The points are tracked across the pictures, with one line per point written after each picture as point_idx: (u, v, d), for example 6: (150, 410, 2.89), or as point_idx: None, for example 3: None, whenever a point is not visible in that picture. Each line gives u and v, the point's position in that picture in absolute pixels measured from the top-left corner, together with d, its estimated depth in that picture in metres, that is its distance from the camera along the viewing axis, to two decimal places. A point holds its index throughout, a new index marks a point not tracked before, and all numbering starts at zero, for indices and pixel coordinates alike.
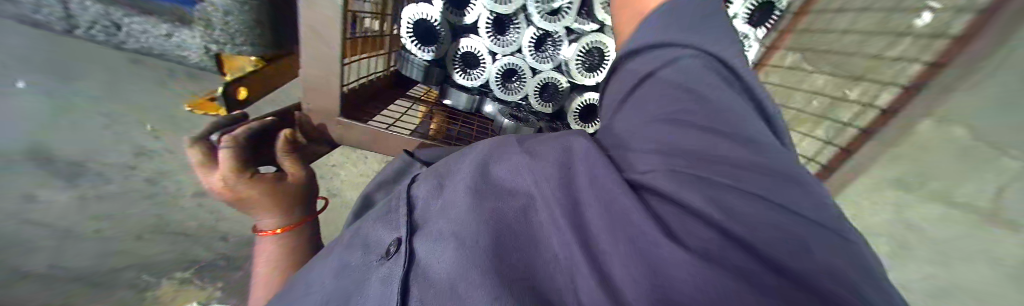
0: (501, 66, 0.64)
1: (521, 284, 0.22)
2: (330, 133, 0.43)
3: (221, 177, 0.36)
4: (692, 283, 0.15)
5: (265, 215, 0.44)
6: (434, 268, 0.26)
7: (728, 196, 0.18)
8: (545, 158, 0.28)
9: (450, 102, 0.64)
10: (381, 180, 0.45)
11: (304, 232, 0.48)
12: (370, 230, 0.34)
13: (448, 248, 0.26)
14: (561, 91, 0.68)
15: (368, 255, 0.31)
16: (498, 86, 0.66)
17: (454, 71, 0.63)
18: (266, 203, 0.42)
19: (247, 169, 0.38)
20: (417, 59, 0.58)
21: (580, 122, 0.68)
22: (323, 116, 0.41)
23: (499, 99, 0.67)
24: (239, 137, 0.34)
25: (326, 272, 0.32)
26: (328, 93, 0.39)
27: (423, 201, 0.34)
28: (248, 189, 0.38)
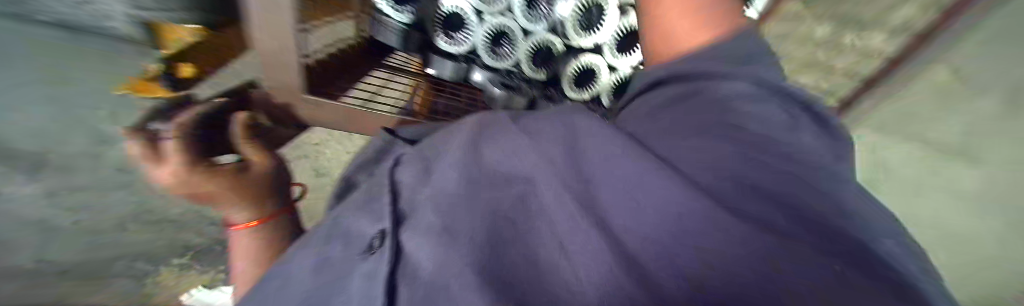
0: (490, 28, 0.59)
1: (522, 278, 0.23)
2: (297, 111, 0.46)
3: (172, 171, 0.37)
4: (734, 262, 0.18)
5: (232, 209, 0.43)
6: (425, 266, 0.26)
7: (756, 171, 0.21)
8: (545, 142, 0.29)
9: (434, 71, 0.60)
10: (362, 160, 0.43)
11: (279, 223, 0.47)
12: (352, 221, 0.33)
13: (437, 241, 0.27)
14: (555, 55, 0.64)
15: (350, 250, 0.31)
16: (487, 52, 0.60)
17: (436, 36, 0.57)
18: (228, 195, 0.42)
19: (201, 161, 0.40)
20: (393, 23, 0.56)
21: (575, 88, 0.65)
22: (287, 96, 0.44)
23: (488, 67, 0.62)
24: (175, 126, 0.39)
25: (302, 267, 0.31)
26: (290, 66, 0.38)
27: (409, 188, 0.34)
28: (206, 180, 0.39)
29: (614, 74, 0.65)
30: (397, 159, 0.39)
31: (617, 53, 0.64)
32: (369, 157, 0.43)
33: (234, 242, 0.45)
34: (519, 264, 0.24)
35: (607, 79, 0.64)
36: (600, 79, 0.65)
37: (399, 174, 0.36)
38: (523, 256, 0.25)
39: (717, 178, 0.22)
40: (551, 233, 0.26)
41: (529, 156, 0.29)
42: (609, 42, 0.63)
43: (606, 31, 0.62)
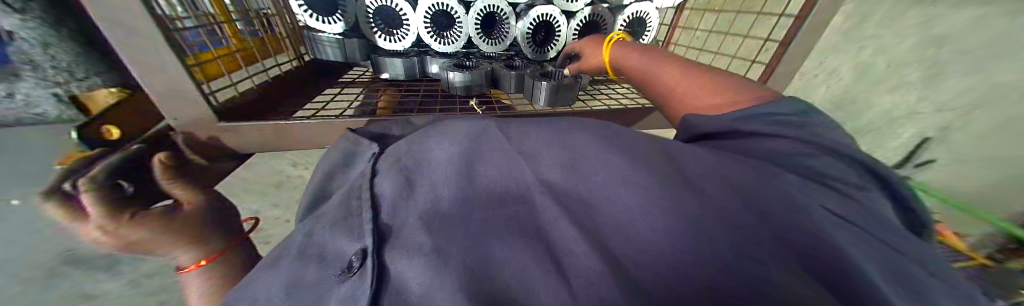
0: (426, 11, 0.64)
1: (512, 285, 0.22)
2: (223, 141, 0.49)
3: (99, 227, 0.37)
4: (713, 277, 0.20)
5: (177, 251, 0.45)
6: (411, 288, 0.24)
7: (736, 201, 0.25)
8: (546, 167, 0.33)
9: (388, 75, 0.67)
10: (336, 159, 0.44)
11: (231, 259, 0.49)
12: (329, 240, 0.32)
13: (423, 258, 0.25)
14: (505, 20, 0.71)
15: (325, 271, 0.28)
16: (433, 37, 0.67)
17: (375, 36, 0.65)
18: (166, 241, 0.43)
19: (125, 211, 0.39)
20: (327, 36, 0.62)
21: (535, 49, 0.75)
22: (206, 128, 0.47)
23: (440, 52, 0.70)
24: (94, 180, 0.37)
25: (265, 288, 0.28)
26: (190, 98, 0.43)
27: (392, 201, 0.33)
28: (138, 232, 0.40)
29: (575, 18, 0.74)
30: (371, 167, 0.39)
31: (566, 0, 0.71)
32: (342, 158, 0.44)
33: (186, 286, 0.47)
34: (509, 276, 0.23)
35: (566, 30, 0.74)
36: (561, 32, 0.74)
37: (378, 186, 0.35)
38: (517, 266, 0.24)
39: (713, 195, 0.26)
40: (544, 244, 0.26)
41: (525, 174, 0.32)
42: None
43: None
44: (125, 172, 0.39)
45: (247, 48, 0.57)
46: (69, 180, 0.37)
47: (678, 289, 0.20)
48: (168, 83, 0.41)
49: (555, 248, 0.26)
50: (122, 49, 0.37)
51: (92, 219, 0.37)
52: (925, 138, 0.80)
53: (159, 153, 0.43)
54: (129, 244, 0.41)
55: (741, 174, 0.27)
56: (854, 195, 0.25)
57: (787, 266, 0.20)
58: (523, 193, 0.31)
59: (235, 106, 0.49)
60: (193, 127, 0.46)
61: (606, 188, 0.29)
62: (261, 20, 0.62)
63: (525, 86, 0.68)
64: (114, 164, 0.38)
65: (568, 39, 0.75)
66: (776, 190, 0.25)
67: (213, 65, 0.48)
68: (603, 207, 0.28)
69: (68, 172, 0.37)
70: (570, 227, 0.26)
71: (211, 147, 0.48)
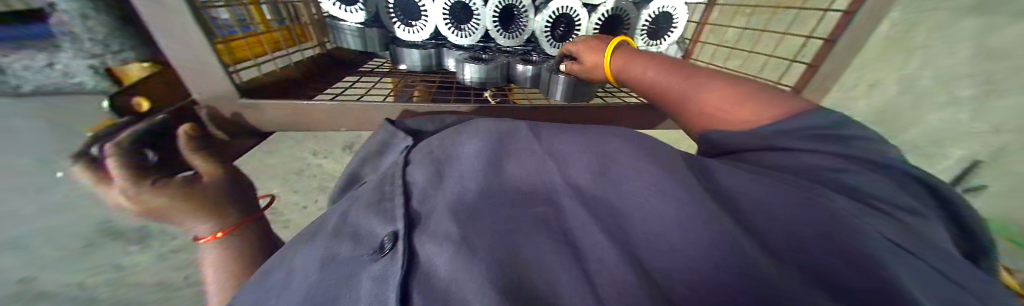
0: (444, 3, 0.62)
1: (536, 279, 0.23)
2: (245, 118, 0.49)
3: (120, 188, 0.38)
4: (738, 286, 0.21)
5: (194, 221, 0.47)
6: (438, 272, 0.26)
7: (768, 219, 0.26)
8: (573, 169, 0.33)
9: (406, 66, 0.66)
10: (371, 147, 0.45)
11: (246, 233, 0.51)
12: (361, 220, 0.34)
13: (450, 246, 0.27)
14: (523, 13, 0.69)
15: (358, 249, 0.31)
16: (451, 30, 0.66)
17: (394, 26, 0.64)
18: (185, 208, 0.45)
19: (146, 176, 0.40)
20: (348, 26, 0.63)
21: (555, 44, 0.73)
22: (229, 105, 0.47)
23: (458, 45, 0.69)
24: (119, 145, 0.37)
25: (307, 259, 0.31)
26: (214, 75, 0.44)
27: (422, 191, 0.35)
28: (158, 197, 0.42)
29: (597, 11, 0.72)
30: (405, 157, 0.40)
31: None
32: (377, 147, 0.45)
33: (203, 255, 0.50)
34: (532, 271, 0.24)
35: (588, 23, 0.72)
36: (581, 24, 0.72)
37: (410, 174, 0.37)
38: (539, 262, 0.25)
39: (754, 212, 0.26)
40: (567, 243, 0.27)
41: (552, 175, 0.33)
42: None
43: None
44: (150, 141, 0.40)
45: (273, 33, 0.57)
46: (96, 144, 0.37)
47: (695, 294, 0.21)
48: (197, 61, 0.42)
49: (577, 248, 0.26)
50: (152, 22, 0.38)
51: (115, 181, 0.38)
52: None
53: (185, 124, 0.44)
54: (150, 209, 0.43)
55: (781, 190, 0.27)
56: (898, 216, 0.25)
57: (812, 283, 0.21)
58: (549, 193, 0.32)
59: (259, 88, 0.51)
60: (216, 103, 0.47)
61: (633, 196, 0.30)
62: (290, 9, 0.63)
63: (541, 81, 0.67)
64: (138, 132, 0.39)
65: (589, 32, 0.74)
66: (819, 210, 0.25)
67: (237, 46, 0.48)
68: (629, 214, 0.29)
69: (98, 137, 0.38)
70: (595, 230, 0.27)
71: (235, 124, 0.49)
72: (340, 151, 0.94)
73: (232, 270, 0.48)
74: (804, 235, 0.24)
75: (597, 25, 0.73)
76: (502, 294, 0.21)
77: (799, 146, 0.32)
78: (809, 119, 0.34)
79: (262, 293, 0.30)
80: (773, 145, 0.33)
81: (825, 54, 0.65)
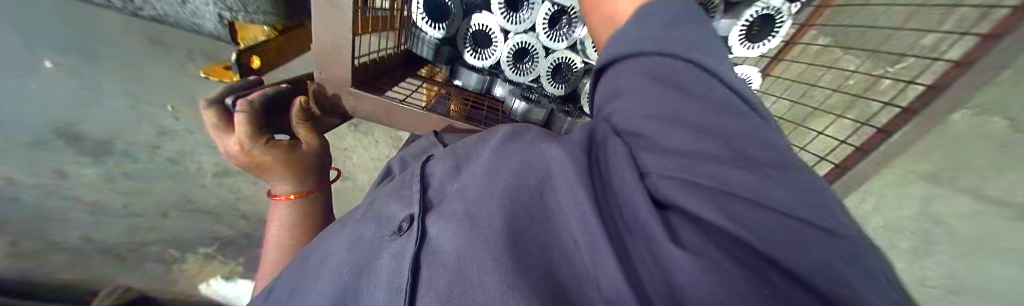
0: (513, 45, 0.52)
1: (539, 271, 0.18)
2: (345, 106, 0.36)
3: (238, 142, 0.31)
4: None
5: (276, 179, 0.38)
6: (444, 248, 0.23)
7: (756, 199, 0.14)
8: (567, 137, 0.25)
9: (460, 82, 0.53)
10: (406, 154, 0.37)
11: (319, 200, 0.42)
12: (384, 206, 0.30)
13: (460, 227, 0.23)
14: (574, 72, 0.55)
15: (379, 229, 0.27)
16: (510, 67, 0.53)
17: (465, 51, 0.51)
18: (281, 170, 0.36)
19: (262, 132, 0.32)
20: (427, 36, 0.47)
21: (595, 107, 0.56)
22: (335, 86, 0.34)
23: (511, 82, 0.55)
24: (254, 102, 0.29)
25: (337, 241, 0.28)
26: (340, 62, 0.32)
27: (440, 181, 0.30)
28: (268, 156, 0.33)
29: None
30: (427, 156, 0.35)
31: None
32: (413, 154, 0.37)
33: (272, 214, 0.41)
34: (537, 257, 0.19)
35: None
36: None
37: (429, 167, 0.32)
38: (547, 246, 0.20)
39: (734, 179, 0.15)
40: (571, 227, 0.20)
41: (545, 144, 0.24)
42: None
43: None
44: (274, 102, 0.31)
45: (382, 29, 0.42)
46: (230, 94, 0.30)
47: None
48: (333, 43, 0.30)
49: (573, 236, 0.20)
50: None
51: (237, 131, 0.30)
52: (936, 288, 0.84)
53: (298, 96, 0.34)
54: (250, 165, 0.35)
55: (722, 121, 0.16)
56: None
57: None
58: (544, 164, 0.24)
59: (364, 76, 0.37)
60: (326, 84, 0.34)
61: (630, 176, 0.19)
62: None
63: None
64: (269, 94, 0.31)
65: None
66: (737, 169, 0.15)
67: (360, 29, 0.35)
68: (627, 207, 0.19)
69: (232, 89, 0.31)
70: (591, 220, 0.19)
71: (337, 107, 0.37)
72: (343, 127, 0.88)
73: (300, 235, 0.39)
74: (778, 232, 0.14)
75: None
76: (510, 280, 0.17)
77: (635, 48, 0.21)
78: (706, 55, 0.19)
79: (292, 268, 0.28)
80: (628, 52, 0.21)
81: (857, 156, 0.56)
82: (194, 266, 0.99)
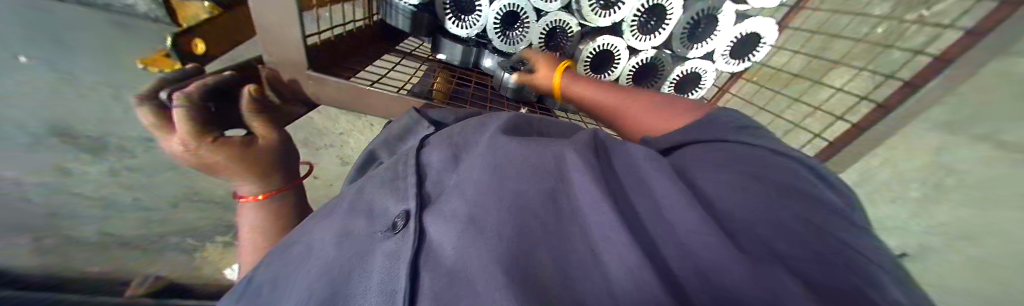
0: (499, 9, 0.46)
1: (553, 280, 0.15)
2: (305, 90, 0.35)
3: (181, 141, 0.28)
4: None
5: (237, 178, 0.36)
6: (445, 250, 0.18)
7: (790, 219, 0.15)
8: (581, 142, 0.24)
9: (444, 56, 0.50)
10: (389, 136, 0.35)
11: (290, 198, 0.40)
12: (375, 196, 0.27)
13: (461, 230, 0.18)
14: (569, 37, 0.51)
15: (372, 225, 0.24)
16: (497, 35, 0.48)
17: (445, 19, 0.46)
18: (239, 168, 0.34)
19: (207, 130, 0.29)
20: (401, 4, 0.43)
21: (591, 74, 0.54)
22: (291, 70, 0.33)
23: (499, 52, 0.51)
24: (192, 95, 0.26)
25: (324, 235, 0.25)
26: (289, 42, 0.30)
27: (437, 173, 0.26)
28: (214, 156, 0.31)
29: (637, 56, 0.54)
30: (420, 141, 0.31)
31: (637, 33, 0.52)
32: (395, 136, 0.34)
33: (240, 214, 0.39)
34: (559, 260, 0.16)
35: (626, 64, 0.54)
36: (618, 64, 0.54)
37: (425, 155, 0.29)
38: (566, 248, 0.17)
39: (768, 204, 0.16)
40: (596, 224, 0.17)
41: (561, 146, 0.23)
42: (628, 19, 0.50)
43: (626, 8, 0.48)
44: (217, 93, 0.29)
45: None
46: (168, 87, 0.27)
47: None
48: (278, 18, 0.28)
49: (597, 233, 0.17)
50: None
51: (176, 130, 0.27)
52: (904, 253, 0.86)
53: (247, 84, 0.30)
54: (203, 164, 0.32)
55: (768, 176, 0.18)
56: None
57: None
58: (557, 164, 0.22)
59: (325, 55, 0.35)
60: (281, 67, 0.32)
61: (666, 186, 0.18)
62: None
63: None
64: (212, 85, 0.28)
65: (619, 77, 0.56)
66: (793, 203, 0.17)
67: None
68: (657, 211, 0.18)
69: (169, 81, 0.27)
70: (612, 222, 0.17)
71: (298, 92, 0.35)
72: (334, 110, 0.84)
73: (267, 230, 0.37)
74: (816, 259, 0.13)
75: (633, 71, 0.56)
76: (524, 289, 0.13)
77: (702, 137, 0.25)
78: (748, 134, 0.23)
79: (277, 258, 0.26)
80: (694, 140, 0.25)
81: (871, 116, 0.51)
82: (215, 253, 0.97)
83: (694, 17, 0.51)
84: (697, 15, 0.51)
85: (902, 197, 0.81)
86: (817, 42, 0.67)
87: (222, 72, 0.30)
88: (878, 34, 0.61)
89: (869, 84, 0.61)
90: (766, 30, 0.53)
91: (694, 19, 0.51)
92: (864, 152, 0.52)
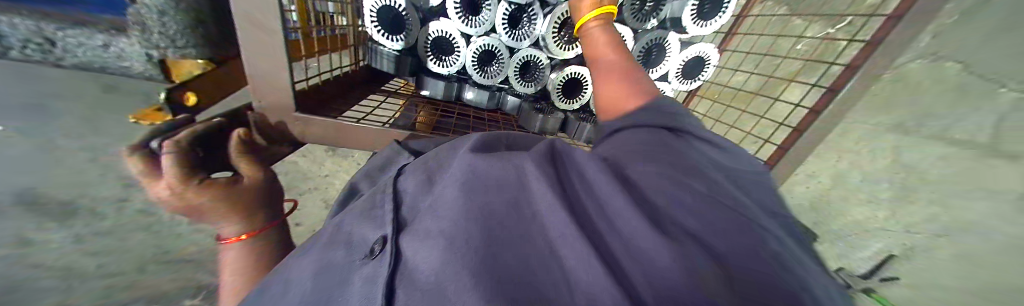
0: (476, 49, 0.51)
1: (521, 284, 0.16)
2: (292, 131, 0.37)
3: (166, 186, 0.28)
4: (726, 290, 0.13)
5: (221, 220, 0.35)
6: (421, 267, 0.19)
7: (716, 209, 0.18)
8: (543, 150, 0.26)
9: (428, 93, 0.53)
10: (370, 169, 0.36)
11: (271, 237, 0.39)
12: (355, 226, 0.27)
13: (435, 245, 0.19)
14: (541, 69, 0.56)
15: (351, 253, 0.24)
16: (475, 71, 0.53)
17: (427, 60, 0.51)
18: (223, 207, 0.34)
19: (195, 172, 0.30)
20: (386, 50, 0.47)
21: (564, 99, 0.59)
22: (278, 113, 0.35)
23: (478, 85, 0.55)
24: (182, 141, 0.27)
25: (301, 270, 0.25)
26: (278, 88, 0.33)
27: (412, 197, 0.28)
28: (201, 197, 0.31)
29: None
30: (398, 170, 0.33)
31: None
32: (377, 168, 0.36)
33: (223, 258, 0.38)
34: (526, 263, 0.17)
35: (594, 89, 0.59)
36: (587, 90, 0.59)
37: (403, 182, 0.30)
38: (532, 251, 0.18)
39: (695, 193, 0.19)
40: (555, 225, 0.19)
41: (525, 154, 0.25)
42: None
43: None
44: (205, 137, 0.30)
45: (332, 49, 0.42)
46: (157, 136, 0.28)
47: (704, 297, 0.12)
48: (271, 70, 0.31)
49: (559, 236, 0.18)
50: (240, 24, 0.27)
51: (163, 176, 0.27)
52: (891, 254, 0.84)
53: (236, 128, 0.32)
54: (186, 208, 0.32)
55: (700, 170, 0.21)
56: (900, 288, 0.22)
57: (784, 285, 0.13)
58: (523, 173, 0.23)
59: (311, 97, 0.38)
60: (268, 111, 0.34)
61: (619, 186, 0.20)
62: (350, 13, 0.45)
63: (570, 125, 0.58)
64: (201, 131, 0.29)
65: (590, 101, 0.61)
66: (718, 195, 0.19)
67: (296, 47, 0.34)
68: (605, 209, 0.20)
69: (159, 131, 0.29)
70: (569, 222, 0.18)
71: (284, 134, 0.36)
72: (320, 152, 0.85)
73: (249, 274, 0.37)
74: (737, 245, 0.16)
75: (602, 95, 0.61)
76: (494, 295, 0.14)
77: (643, 123, 0.28)
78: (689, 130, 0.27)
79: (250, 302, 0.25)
80: (635, 125, 0.28)
81: (806, 123, 0.55)
82: None
83: (646, 45, 0.58)
84: (648, 44, 0.58)
85: (875, 199, 0.85)
86: (754, 59, 0.77)
87: (211, 120, 0.31)
88: (801, 50, 0.72)
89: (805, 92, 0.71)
90: (708, 53, 0.60)
91: (646, 47, 0.58)
92: (806, 153, 0.57)
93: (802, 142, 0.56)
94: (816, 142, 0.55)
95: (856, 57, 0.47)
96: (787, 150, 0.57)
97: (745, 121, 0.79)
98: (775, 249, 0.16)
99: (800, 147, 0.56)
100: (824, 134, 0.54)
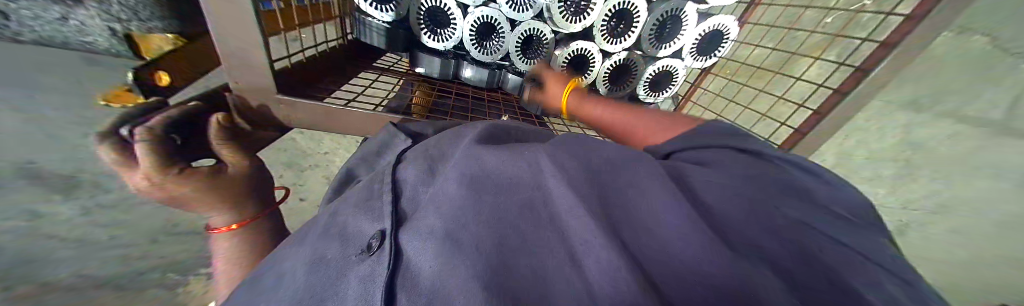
0: (474, 21, 0.47)
1: (531, 293, 0.15)
2: (275, 114, 0.35)
3: (143, 176, 0.27)
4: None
5: (209, 209, 0.35)
6: (423, 270, 0.18)
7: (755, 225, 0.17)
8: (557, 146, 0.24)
9: (423, 70, 0.51)
10: (367, 153, 0.35)
11: (262, 227, 0.40)
12: (350, 218, 0.26)
13: (439, 247, 0.19)
14: (544, 44, 0.53)
15: (346, 248, 0.23)
16: (474, 46, 0.49)
17: (420, 34, 0.47)
18: (209, 197, 0.33)
19: (174, 161, 0.29)
20: (375, 22, 0.44)
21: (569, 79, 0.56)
22: (259, 95, 0.33)
23: (476, 62, 0.52)
24: (155, 130, 0.26)
25: (294, 262, 0.25)
26: (256, 68, 0.31)
27: (413, 188, 0.27)
28: (182, 186, 0.30)
29: (610, 59, 0.57)
30: (398, 156, 0.31)
31: (608, 37, 0.54)
32: (373, 152, 0.35)
33: (214, 250, 0.38)
34: (537, 272, 0.16)
35: (600, 66, 0.56)
36: (594, 67, 0.56)
37: (402, 171, 0.29)
38: (544, 257, 0.17)
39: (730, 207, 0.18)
40: (570, 232, 0.18)
41: (539, 152, 0.23)
42: (598, 24, 0.52)
43: (595, 14, 0.50)
44: (179, 124, 0.28)
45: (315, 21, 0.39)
46: (127, 123, 0.27)
47: None
48: (245, 46, 0.29)
49: (573, 243, 0.18)
50: None
51: (138, 166, 0.26)
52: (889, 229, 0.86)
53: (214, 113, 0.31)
54: (169, 197, 0.31)
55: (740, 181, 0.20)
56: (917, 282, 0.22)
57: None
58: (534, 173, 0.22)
59: (295, 77, 0.36)
60: (248, 94, 0.33)
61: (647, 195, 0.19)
62: None
63: None
64: (173, 117, 0.28)
65: (596, 79, 0.58)
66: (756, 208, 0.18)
67: (272, 20, 0.31)
68: (627, 216, 0.19)
69: (128, 116, 0.27)
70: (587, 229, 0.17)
71: (266, 117, 0.35)
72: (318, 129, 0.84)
73: (244, 263, 0.38)
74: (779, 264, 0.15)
75: (608, 73, 0.59)
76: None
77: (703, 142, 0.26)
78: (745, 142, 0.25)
79: (245, 291, 0.25)
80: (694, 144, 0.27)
81: (830, 105, 0.52)
82: None
83: (660, 17, 0.53)
84: (662, 16, 0.53)
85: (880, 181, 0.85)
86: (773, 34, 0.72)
87: (184, 105, 0.30)
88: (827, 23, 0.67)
89: (825, 71, 0.67)
90: (727, 26, 0.56)
91: (660, 19, 0.53)
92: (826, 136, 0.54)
93: (821, 126, 0.53)
94: (835, 125, 0.53)
95: (891, 35, 0.44)
96: (805, 134, 0.55)
97: (758, 101, 0.76)
98: (824, 267, 0.15)
99: (821, 129, 0.54)
100: (847, 116, 0.51)
